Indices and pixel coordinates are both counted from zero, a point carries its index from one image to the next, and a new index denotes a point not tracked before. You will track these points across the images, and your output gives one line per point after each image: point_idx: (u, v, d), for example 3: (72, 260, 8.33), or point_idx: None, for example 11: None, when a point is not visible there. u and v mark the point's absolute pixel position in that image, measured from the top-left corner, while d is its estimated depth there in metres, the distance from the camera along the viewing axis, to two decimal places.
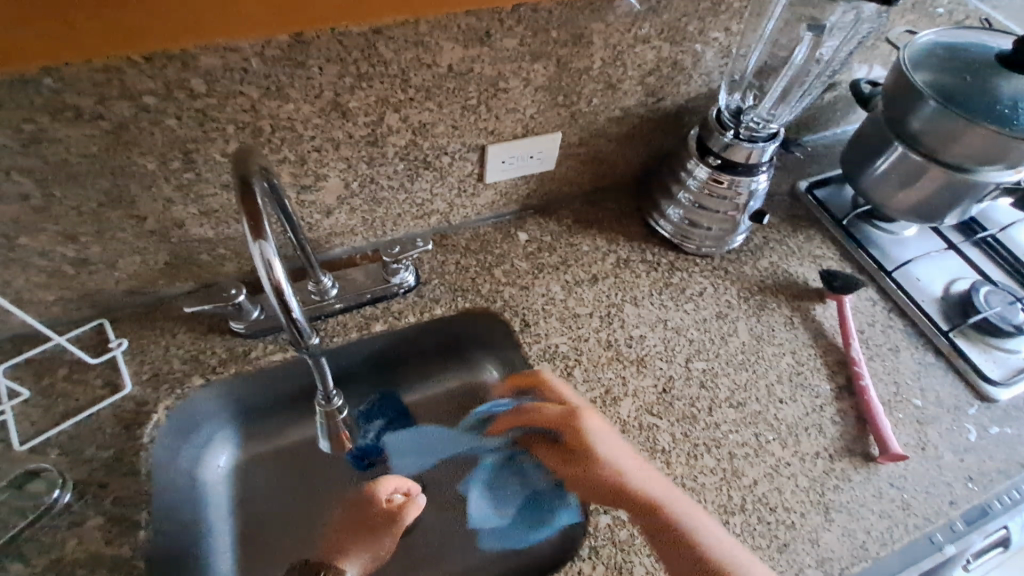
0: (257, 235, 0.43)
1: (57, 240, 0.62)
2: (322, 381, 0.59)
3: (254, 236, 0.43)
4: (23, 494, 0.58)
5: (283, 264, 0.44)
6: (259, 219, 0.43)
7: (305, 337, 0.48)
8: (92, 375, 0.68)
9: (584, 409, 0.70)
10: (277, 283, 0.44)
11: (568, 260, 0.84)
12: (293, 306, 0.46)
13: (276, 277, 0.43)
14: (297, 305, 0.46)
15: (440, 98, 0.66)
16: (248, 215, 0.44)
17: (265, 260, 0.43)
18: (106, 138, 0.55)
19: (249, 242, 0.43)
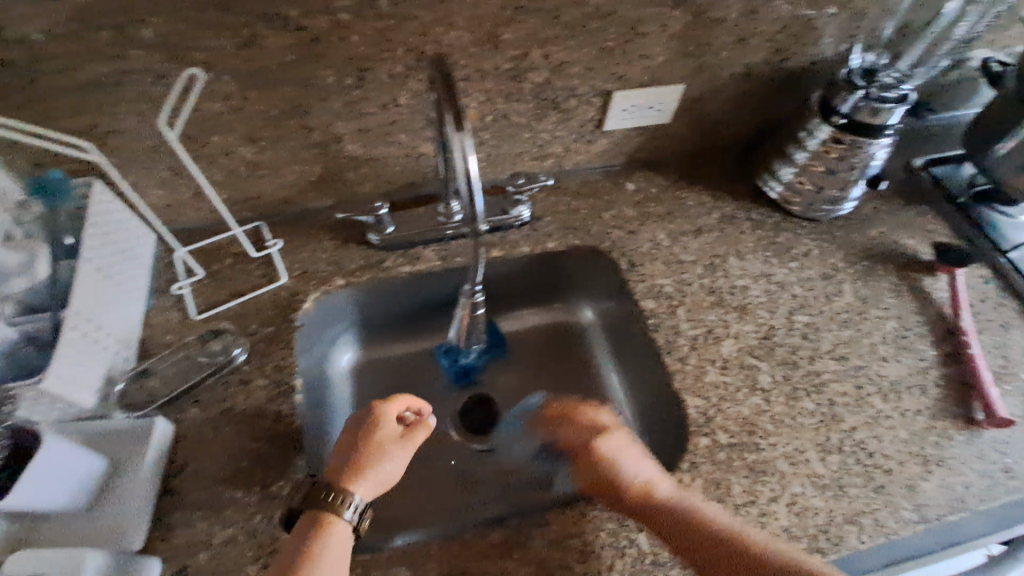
0: (457, 128, 0.47)
1: (240, 141, 0.71)
2: (473, 272, 0.62)
3: (455, 128, 0.47)
4: (203, 352, 0.68)
5: (475, 158, 0.49)
6: (459, 111, 0.48)
7: (480, 230, 0.55)
8: (252, 267, 0.77)
9: (687, 344, 0.74)
10: (468, 174, 0.49)
11: (674, 212, 0.87)
12: (474, 193, 0.50)
13: (470, 169, 0.48)
14: (477, 196, 0.51)
15: (583, 37, 0.71)
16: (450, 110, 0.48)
17: (463, 153, 0.48)
18: (301, 49, 0.63)
19: (450, 133, 0.49)
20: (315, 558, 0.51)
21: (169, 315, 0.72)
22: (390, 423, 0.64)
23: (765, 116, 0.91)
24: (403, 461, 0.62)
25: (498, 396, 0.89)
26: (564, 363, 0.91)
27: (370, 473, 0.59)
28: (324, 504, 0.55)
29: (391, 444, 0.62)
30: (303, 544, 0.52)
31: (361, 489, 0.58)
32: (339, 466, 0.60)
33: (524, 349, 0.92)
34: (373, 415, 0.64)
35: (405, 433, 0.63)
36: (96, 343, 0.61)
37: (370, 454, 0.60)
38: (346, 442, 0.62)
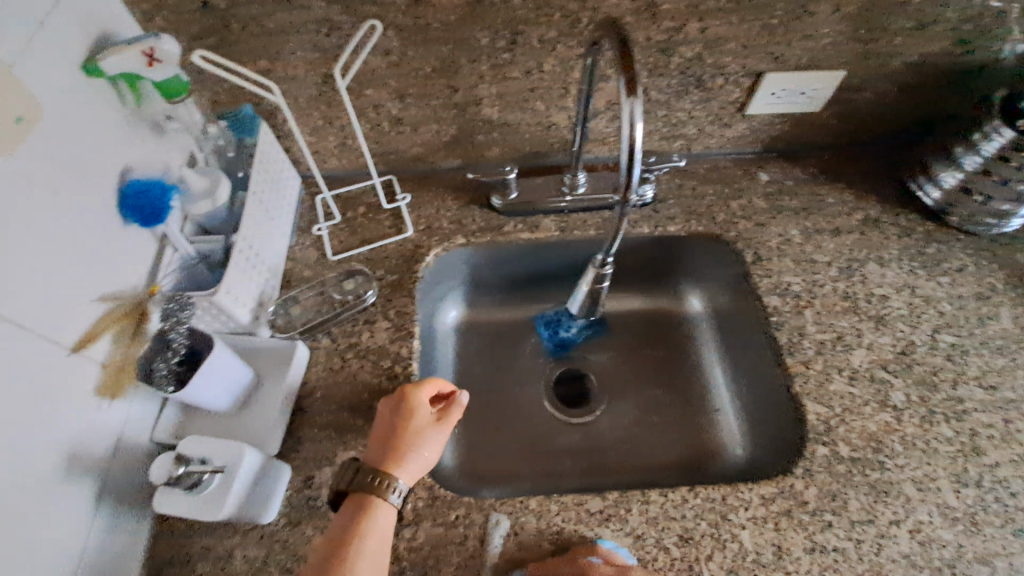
0: (629, 93, 0.47)
1: (390, 96, 0.74)
2: (609, 244, 0.62)
3: (627, 92, 0.47)
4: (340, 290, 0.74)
5: (641, 128, 0.48)
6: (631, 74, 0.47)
7: (631, 195, 0.53)
8: (383, 217, 0.82)
9: (812, 348, 0.70)
10: (631, 142, 0.48)
11: (810, 208, 0.82)
12: (633, 166, 0.50)
13: (635, 137, 0.47)
14: (636, 166, 0.50)
15: (745, 12, 0.67)
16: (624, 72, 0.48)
17: (630, 119, 0.47)
18: (464, 9, 0.64)
19: (620, 100, 0.48)
20: (361, 542, 0.51)
21: (308, 253, 0.78)
22: (425, 406, 0.60)
23: (927, 112, 0.83)
24: (443, 443, 0.60)
25: (592, 374, 0.87)
26: (665, 351, 0.88)
27: (409, 459, 0.57)
28: (369, 490, 0.54)
29: (427, 426, 0.59)
30: (347, 528, 0.52)
31: (403, 474, 0.57)
32: (376, 447, 0.58)
33: (625, 331, 0.90)
34: (408, 396, 0.60)
35: (441, 414, 0.61)
36: (254, 270, 0.67)
37: (404, 435, 0.58)
38: (381, 420, 0.60)
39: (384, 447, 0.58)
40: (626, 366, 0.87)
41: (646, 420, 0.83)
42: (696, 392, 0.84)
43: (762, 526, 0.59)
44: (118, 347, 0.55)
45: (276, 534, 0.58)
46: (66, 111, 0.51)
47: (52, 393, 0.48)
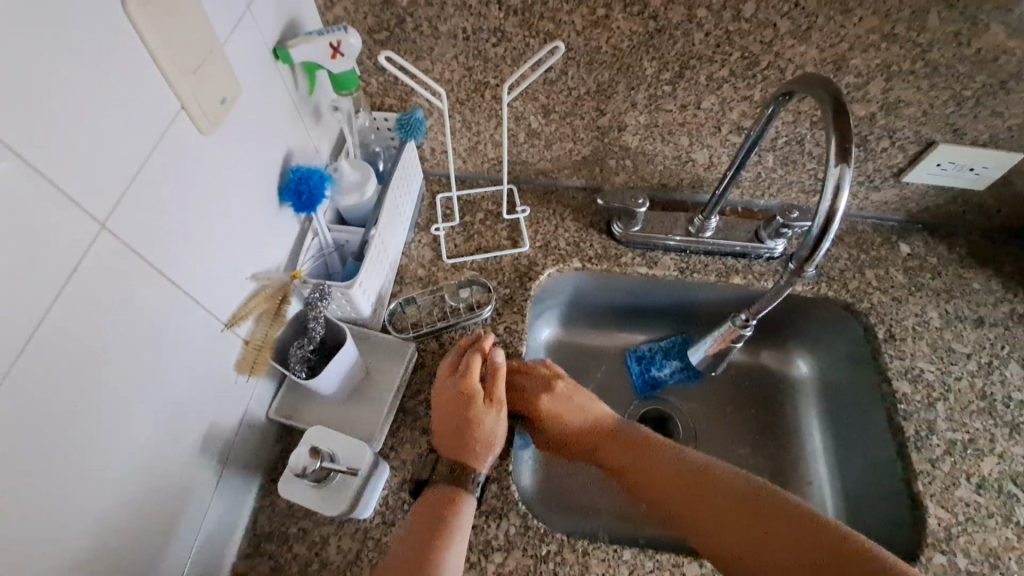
0: (842, 159, 0.47)
1: (535, 110, 0.73)
2: (759, 305, 0.66)
3: (839, 158, 0.47)
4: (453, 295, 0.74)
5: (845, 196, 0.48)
6: (845, 137, 0.47)
7: (806, 268, 0.53)
8: (500, 226, 0.81)
9: (940, 446, 0.65)
10: (833, 210, 0.48)
11: (952, 290, 0.76)
12: (827, 237, 0.49)
13: (838, 205, 0.47)
14: (828, 237, 0.50)
15: (939, 80, 0.62)
16: (837, 131, 0.47)
17: (838, 188, 0.47)
18: (642, 37, 0.62)
19: (829, 164, 0.48)
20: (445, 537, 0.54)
21: (424, 252, 0.78)
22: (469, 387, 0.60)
23: None
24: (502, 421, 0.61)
25: (679, 420, 0.84)
26: (759, 410, 0.84)
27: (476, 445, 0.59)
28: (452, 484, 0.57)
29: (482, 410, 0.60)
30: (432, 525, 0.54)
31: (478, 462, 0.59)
32: (443, 439, 0.60)
33: (718, 380, 0.87)
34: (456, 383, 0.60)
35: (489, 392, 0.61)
36: (380, 265, 0.67)
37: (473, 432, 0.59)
38: (442, 413, 0.60)
39: (450, 438, 0.59)
40: (715, 418, 0.84)
41: None
42: (787, 459, 0.80)
43: None
44: (261, 325, 0.55)
45: (369, 532, 0.59)
46: (255, 94, 0.52)
47: (204, 365, 0.50)
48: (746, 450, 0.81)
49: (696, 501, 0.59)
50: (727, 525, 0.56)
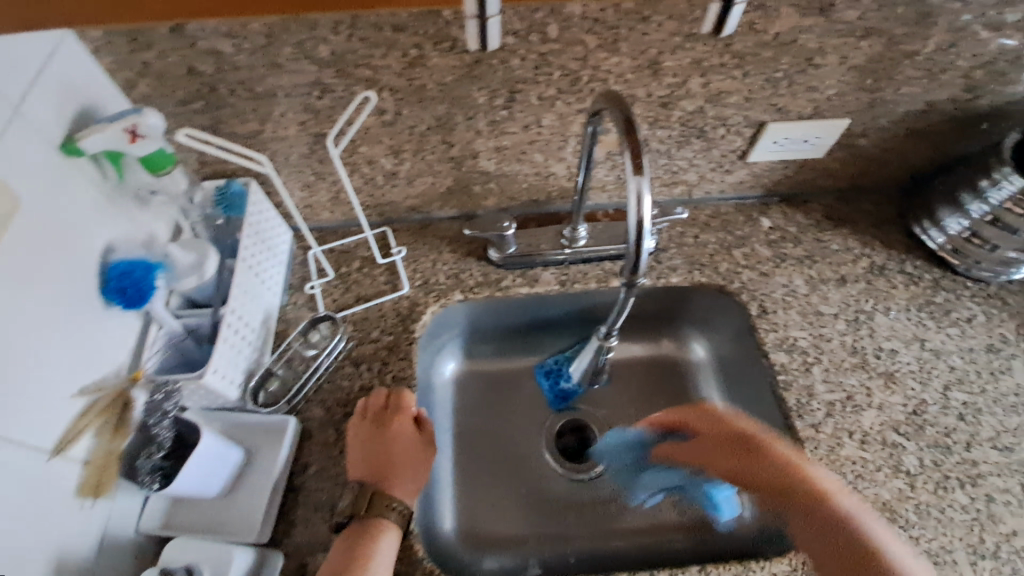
0: (637, 169, 0.45)
1: (384, 153, 0.72)
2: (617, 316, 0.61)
3: (635, 170, 0.45)
4: (306, 343, 0.70)
5: (649, 201, 0.46)
6: (641, 155, 0.46)
7: (637, 277, 0.50)
8: (377, 272, 0.79)
9: (821, 410, 0.68)
10: (641, 220, 0.46)
11: (814, 255, 0.80)
12: (644, 243, 0.48)
13: (644, 214, 0.46)
14: (647, 244, 0.48)
15: (750, 67, 0.65)
16: (630, 146, 0.46)
17: (639, 196, 0.45)
18: (461, 69, 0.62)
19: (626, 176, 0.46)
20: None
21: (300, 313, 0.75)
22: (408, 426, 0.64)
23: (932, 156, 0.81)
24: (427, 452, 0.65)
25: (595, 425, 0.86)
26: (667, 400, 0.87)
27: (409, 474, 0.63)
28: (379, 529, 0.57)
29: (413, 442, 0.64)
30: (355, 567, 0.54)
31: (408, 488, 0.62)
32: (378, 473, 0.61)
33: (626, 378, 0.89)
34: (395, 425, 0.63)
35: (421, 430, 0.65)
36: (245, 340, 0.65)
37: (416, 459, 0.64)
38: (375, 449, 0.62)
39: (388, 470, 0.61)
40: (627, 416, 0.86)
41: None
42: None
43: None
44: (101, 440, 0.53)
45: None
46: (43, 199, 0.49)
47: (31, 499, 0.46)
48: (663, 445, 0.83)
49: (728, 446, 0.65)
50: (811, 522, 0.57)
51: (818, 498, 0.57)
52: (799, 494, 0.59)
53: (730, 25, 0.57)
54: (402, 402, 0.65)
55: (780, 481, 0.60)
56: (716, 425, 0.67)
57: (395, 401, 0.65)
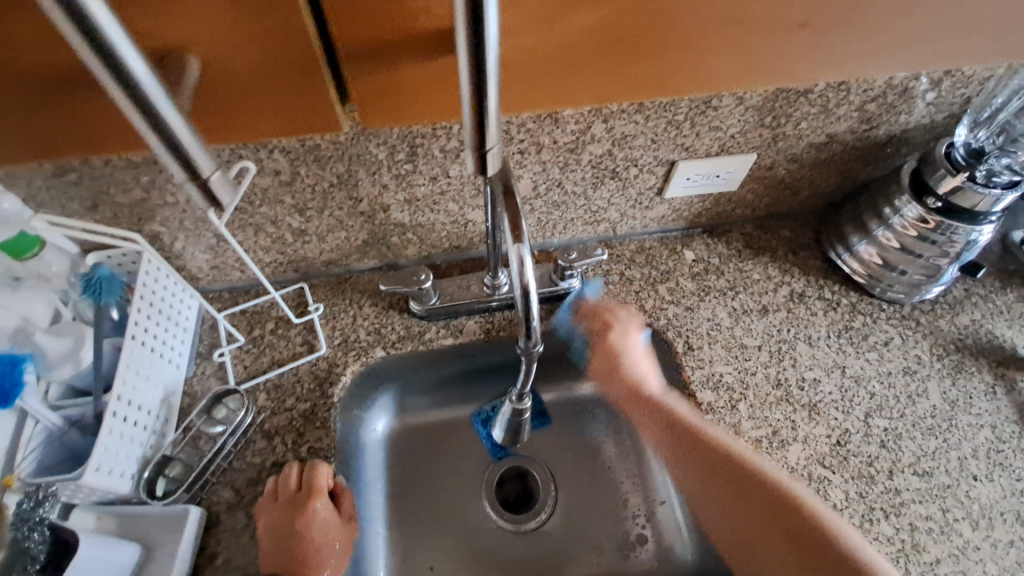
0: (516, 236, 0.44)
1: (288, 211, 0.69)
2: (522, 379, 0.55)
3: (513, 237, 0.44)
4: (210, 419, 0.66)
5: (532, 268, 0.45)
6: (519, 220, 0.44)
7: (533, 340, 0.49)
8: (293, 332, 0.75)
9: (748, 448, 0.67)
10: (526, 286, 0.45)
11: (736, 286, 0.81)
12: (532, 308, 0.47)
13: (528, 280, 0.44)
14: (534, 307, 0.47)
15: (650, 111, 0.65)
16: (509, 213, 0.45)
17: (521, 261, 0.44)
18: (354, 128, 0.60)
19: (506, 244, 0.45)
20: None
21: (209, 384, 0.71)
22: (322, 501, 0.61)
23: (842, 182, 0.83)
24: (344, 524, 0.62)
25: (536, 472, 0.84)
26: (607, 439, 0.85)
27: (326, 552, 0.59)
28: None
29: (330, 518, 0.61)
30: None
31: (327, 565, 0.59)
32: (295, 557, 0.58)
33: (566, 420, 0.87)
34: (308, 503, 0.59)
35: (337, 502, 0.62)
36: (136, 425, 0.59)
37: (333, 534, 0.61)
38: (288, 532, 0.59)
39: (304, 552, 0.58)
40: (568, 460, 0.84)
41: (591, 519, 0.80)
42: (639, 481, 0.82)
43: None
44: None
45: None
46: None
47: None
48: (604, 486, 0.82)
49: (738, 503, 0.61)
50: (762, 539, 0.59)
51: (744, 467, 0.62)
52: (760, 519, 0.60)
53: (490, 160, 0.44)
54: (314, 481, 0.61)
55: (720, 468, 0.63)
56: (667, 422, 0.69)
57: (307, 480, 0.61)
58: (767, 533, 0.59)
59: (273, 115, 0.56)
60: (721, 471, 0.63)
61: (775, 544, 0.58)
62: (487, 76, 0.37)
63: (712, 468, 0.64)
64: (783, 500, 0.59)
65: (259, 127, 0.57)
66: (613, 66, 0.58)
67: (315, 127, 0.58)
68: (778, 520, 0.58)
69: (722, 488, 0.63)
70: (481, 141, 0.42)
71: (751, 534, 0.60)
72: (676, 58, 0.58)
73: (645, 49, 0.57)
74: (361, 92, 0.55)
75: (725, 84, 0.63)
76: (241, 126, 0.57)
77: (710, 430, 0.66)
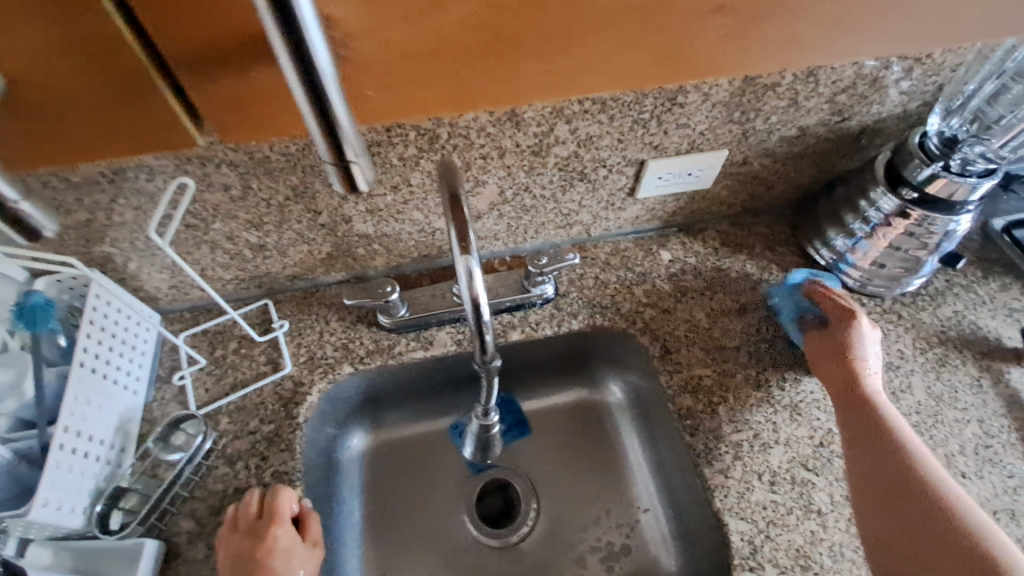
0: (464, 249, 0.43)
1: (244, 226, 0.67)
2: (485, 394, 0.55)
3: (460, 250, 0.43)
4: (167, 446, 0.63)
5: (481, 278, 0.44)
6: (467, 231, 0.43)
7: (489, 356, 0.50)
8: (257, 351, 0.73)
9: (729, 453, 0.65)
10: (476, 298, 0.45)
11: (714, 285, 0.79)
12: (484, 318, 0.47)
13: (477, 294, 0.44)
14: (487, 319, 0.47)
15: (614, 111, 0.63)
16: (455, 224, 0.43)
17: (469, 276, 0.43)
18: (303, 138, 0.57)
19: (454, 255, 0.44)
20: None
21: (169, 409, 0.68)
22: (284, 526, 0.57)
23: (818, 175, 0.81)
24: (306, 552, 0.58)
25: (517, 484, 0.82)
26: (589, 447, 0.83)
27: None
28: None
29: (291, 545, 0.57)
30: None
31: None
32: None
33: (546, 430, 0.85)
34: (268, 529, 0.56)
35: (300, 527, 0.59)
36: (88, 458, 0.56)
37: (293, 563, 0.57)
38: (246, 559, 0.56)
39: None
40: (550, 470, 0.82)
41: (575, 530, 0.78)
42: (623, 489, 0.80)
43: None
44: None
45: None
46: None
47: None
48: (587, 495, 0.80)
49: (874, 471, 0.58)
50: (878, 514, 0.56)
51: (883, 430, 0.60)
52: (885, 492, 0.57)
53: (358, 171, 0.47)
54: (273, 506, 0.58)
55: (885, 429, 0.60)
56: (867, 418, 0.62)
57: (266, 508, 0.58)
58: (880, 508, 0.56)
59: (116, 131, 0.53)
60: (875, 435, 0.60)
61: (899, 520, 0.54)
62: (323, 82, 0.39)
63: (868, 433, 0.61)
64: (930, 490, 0.54)
65: (101, 147, 0.55)
66: (494, 64, 0.55)
67: (166, 143, 0.55)
68: (922, 517, 0.53)
69: (870, 454, 0.59)
70: (343, 153, 0.45)
71: (893, 520, 0.55)
72: (566, 54, 0.56)
73: (529, 44, 0.54)
74: (209, 103, 0.52)
75: (614, 83, 0.60)
76: (85, 144, 0.54)
77: (896, 416, 0.61)
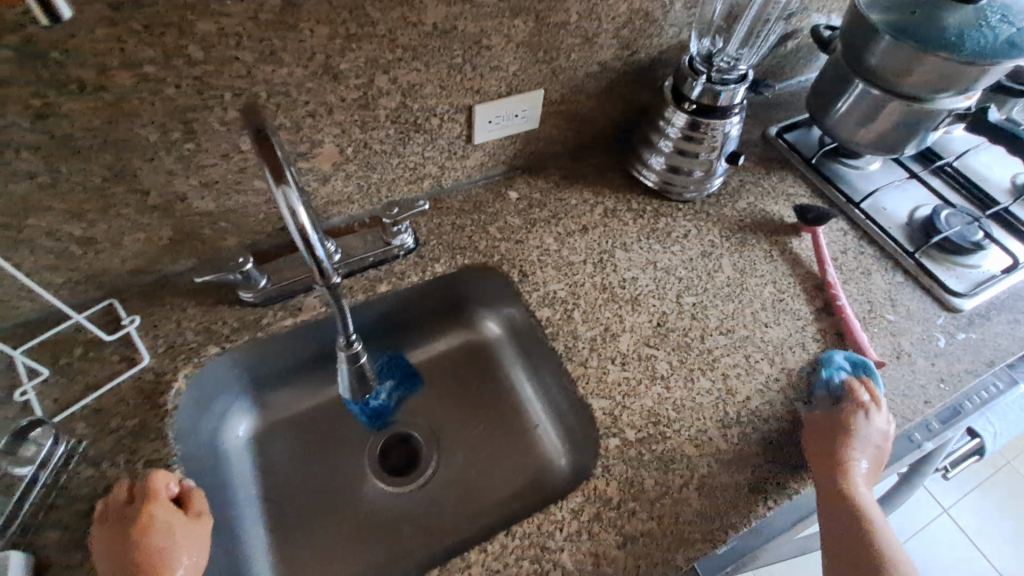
0: (280, 181, 0.46)
1: (64, 218, 0.63)
2: (343, 323, 0.59)
3: (276, 182, 0.46)
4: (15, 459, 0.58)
5: (306, 210, 0.48)
6: (280, 168, 0.47)
7: (328, 276, 0.52)
8: (108, 352, 0.69)
9: (585, 347, 0.74)
10: (302, 227, 0.48)
11: (557, 214, 0.88)
12: (318, 248, 0.50)
13: (303, 223, 0.47)
14: (321, 249, 0.50)
15: (427, 57, 0.68)
16: (268, 162, 0.46)
17: (291, 207, 0.47)
18: (108, 110, 0.56)
19: (272, 188, 0.47)
20: None
21: None
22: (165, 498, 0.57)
23: (628, 107, 0.93)
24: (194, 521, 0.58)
25: (415, 431, 0.85)
26: (479, 383, 0.89)
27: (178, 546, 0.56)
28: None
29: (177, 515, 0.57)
30: None
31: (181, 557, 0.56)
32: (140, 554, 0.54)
33: (437, 377, 0.89)
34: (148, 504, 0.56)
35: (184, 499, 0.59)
36: None
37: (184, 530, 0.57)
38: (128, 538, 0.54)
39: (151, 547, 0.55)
40: (446, 412, 0.87)
41: (476, 459, 0.83)
42: (514, 413, 0.86)
43: (578, 541, 0.60)
44: None
45: None
46: None
47: None
48: (482, 426, 0.86)
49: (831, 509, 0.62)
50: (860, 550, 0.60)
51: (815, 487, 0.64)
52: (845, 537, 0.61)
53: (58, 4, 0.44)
54: (150, 485, 0.57)
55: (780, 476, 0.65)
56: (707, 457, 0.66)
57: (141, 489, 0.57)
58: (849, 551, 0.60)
59: None
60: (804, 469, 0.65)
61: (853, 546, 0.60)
62: None
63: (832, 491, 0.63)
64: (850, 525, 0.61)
65: None
66: None
67: None
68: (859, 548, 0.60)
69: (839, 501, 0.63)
70: None
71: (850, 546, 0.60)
72: None
73: None
74: None
75: None
76: None
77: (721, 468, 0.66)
